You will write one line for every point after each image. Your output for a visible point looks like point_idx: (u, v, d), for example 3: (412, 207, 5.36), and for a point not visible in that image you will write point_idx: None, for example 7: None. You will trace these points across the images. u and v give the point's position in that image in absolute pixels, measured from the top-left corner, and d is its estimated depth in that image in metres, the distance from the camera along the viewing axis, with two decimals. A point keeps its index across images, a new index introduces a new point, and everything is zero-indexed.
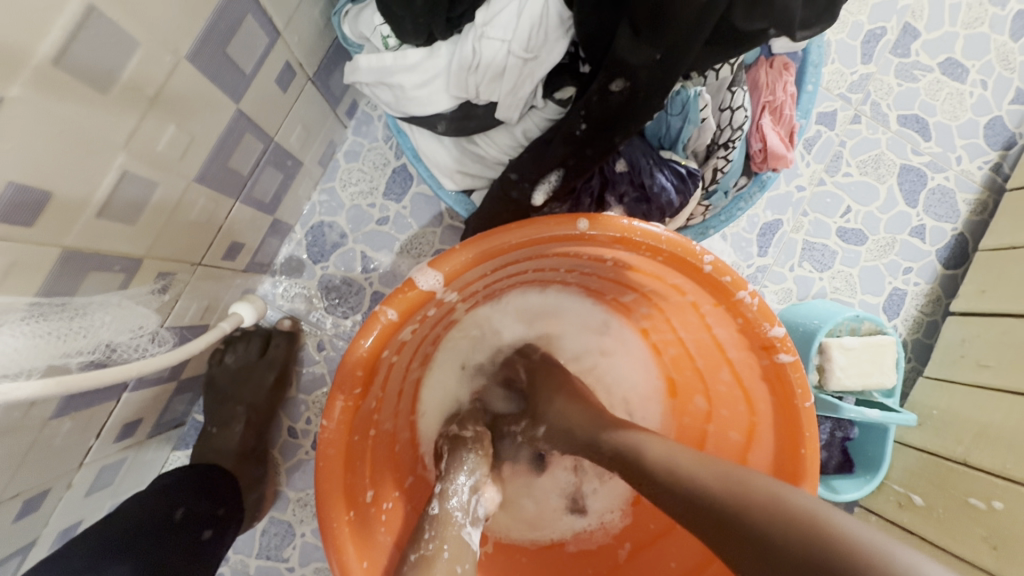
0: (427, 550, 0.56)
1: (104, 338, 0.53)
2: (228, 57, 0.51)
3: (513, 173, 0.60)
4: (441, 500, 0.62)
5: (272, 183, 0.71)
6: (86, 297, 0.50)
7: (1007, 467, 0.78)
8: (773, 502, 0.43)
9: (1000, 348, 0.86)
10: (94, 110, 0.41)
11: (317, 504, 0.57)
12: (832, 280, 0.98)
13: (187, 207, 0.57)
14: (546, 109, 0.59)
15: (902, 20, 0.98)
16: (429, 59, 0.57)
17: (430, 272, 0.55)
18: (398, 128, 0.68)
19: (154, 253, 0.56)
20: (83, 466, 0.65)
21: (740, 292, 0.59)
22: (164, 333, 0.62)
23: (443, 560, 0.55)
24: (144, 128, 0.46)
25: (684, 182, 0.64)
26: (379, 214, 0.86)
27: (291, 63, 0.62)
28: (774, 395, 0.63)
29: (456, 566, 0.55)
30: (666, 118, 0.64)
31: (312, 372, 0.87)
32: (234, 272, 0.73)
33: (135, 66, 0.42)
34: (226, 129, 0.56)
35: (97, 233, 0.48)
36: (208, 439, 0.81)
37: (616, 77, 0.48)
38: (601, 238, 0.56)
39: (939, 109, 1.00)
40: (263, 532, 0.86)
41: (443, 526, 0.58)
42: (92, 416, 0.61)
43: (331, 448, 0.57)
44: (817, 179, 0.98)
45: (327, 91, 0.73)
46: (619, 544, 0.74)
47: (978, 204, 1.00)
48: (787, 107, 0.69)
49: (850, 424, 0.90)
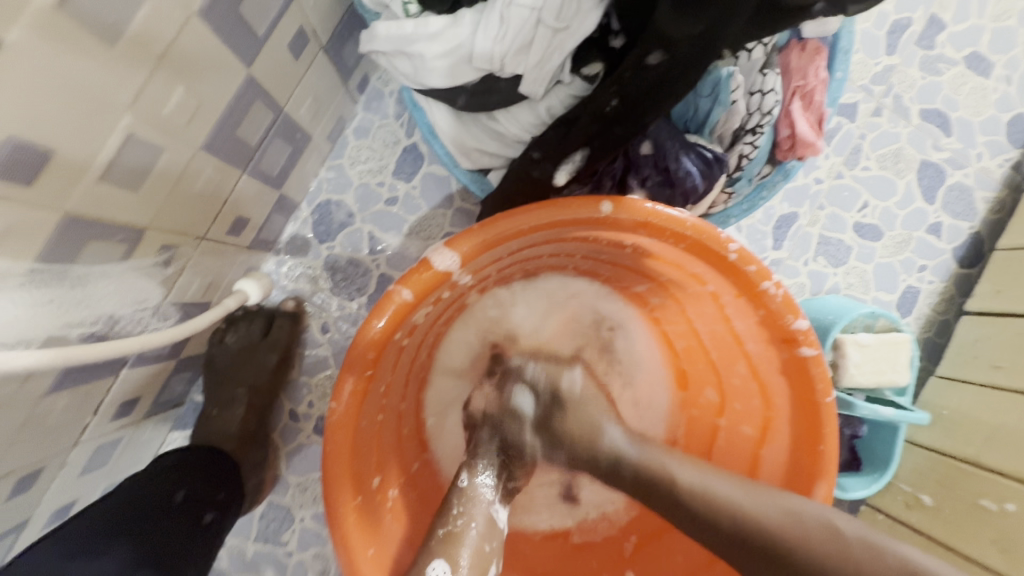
0: (455, 526, 0.55)
1: (106, 311, 0.51)
2: (241, 17, 0.48)
3: (534, 151, 0.57)
4: (470, 474, 0.62)
5: (280, 157, 0.68)
6: (86, 267, 0.48)
7: (1021, 468, 0.77)
8: (824, 527, 0.46)
9: (1015, 349, 0.85)
10: (98, 66, 0.38)
11: (323, 489, 0.55)
12: (847, 275, 0.96)
13: (193, 175, 0.54)
14: (573, 85, 0.55)
15: (929, 11, 0.96)
16: (451, 27, 0.54)
17: (447, 253, 0.53)
18: (414, 102, 0.65)
19: (158, 224, 0.53)
20: (79, 444, 0.63)
21: (763, 283, 0.57)
22: (166, 308, 0.60)
23: (472, 537, 0.55)
24: (151, 89, 0.44)
25: (710, 167, 0.62)
26: (387, 193, 0.84)
27: (304, 29, 0.59)
28: (793, 390, 0.62)
29: (484, 545, 0.55)
30: (694, 99, 0.63)
31: (315, 355, 0.84)
32: (238, 249, 0.71)
33: (144, 19, 0.39)
34: (236, 95, 0.53)
35: (99, 199, 0.45)
36: (208, 421, 0.79)
37: (655, 49, 0.46)
38: (624, 222, 0.54)
39: (962, 104, 0.98)
40: (261, 516, 0.84)
41: (471, 502, 0.58)
42: (89, 392, 0.59)
43: (339, 431, 0.55)
44: (835, 172, 0.96)
45: (340, 62, 0.70)
46: (625, 536, 0.73)
47: (996, 203, 0.98)
48: (818, 93, 0.66)
49: (860, 423, 0.89)
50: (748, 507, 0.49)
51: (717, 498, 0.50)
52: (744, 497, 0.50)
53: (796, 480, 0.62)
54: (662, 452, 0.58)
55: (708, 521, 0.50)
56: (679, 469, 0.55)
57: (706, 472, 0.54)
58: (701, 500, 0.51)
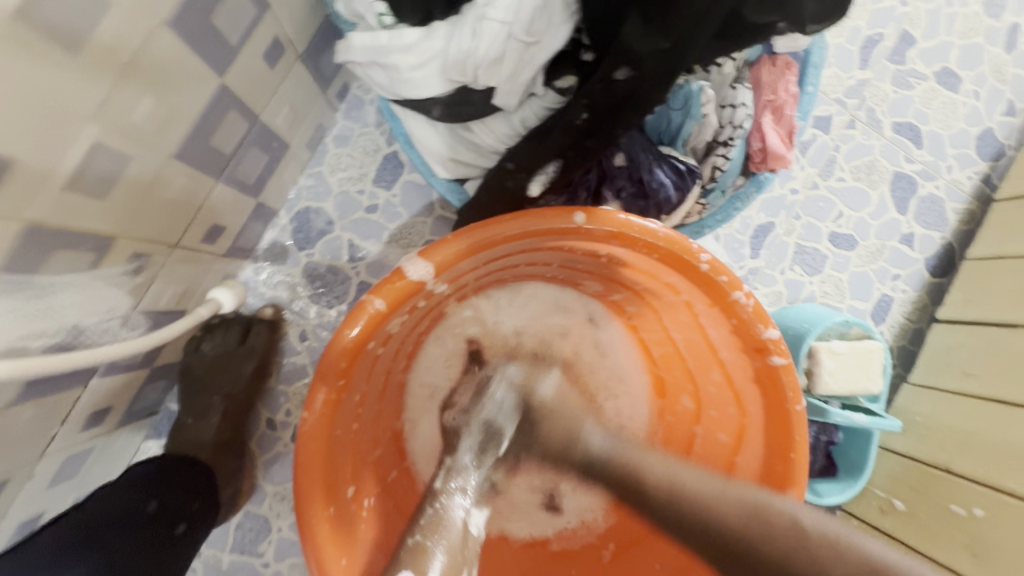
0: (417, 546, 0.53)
1: (70, 320, 0.51)
2: (213, 27, 0.48)
3: (509, 162, 0.58)
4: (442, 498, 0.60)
5: (256, 164, 0.68)
6: (52, 276, 0.47)
7: (989, 474, 0.79)
8: (755, 516, 0.44)
9: (984, 356, 0.87)
10: (62, 75, 0.38)
11: (294, 499, 0.54)
12: (822, 284, 0.98)
13: (165, 183, 0.54)
14: (546, 97, 0.57)
15: (900, 27, 0.99)
16: (425, 39, 0.54)
17: (420, 263, 0.53)
18: (391, 112, 0.66)
19: (129, 232, 0.53)
20: (47, 455, 0.62)
21: (735, 293, 0.58)
22: (136, 317, 0.59)
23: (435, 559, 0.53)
24: (117, 98, 0.43)
25: (683, 178, 0.63)
26: (367, 201, 0.84)
27: (280, 38, 0.59)
28: (766, 399, 0.63)
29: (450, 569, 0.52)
30: (667, 112, 0.64)
31: (293, 363, 0.84)
32: (214, 256, 0.70)
33: (109, 28, 0.39)
34: (209, 104, 0.53)
35: (66, 207, 0.45)
36: (182, 430, 0.78)
37: (623, 64, 0.46)
38: (598, 233, 0.55)
39: (933, 117, 1.00)
40: (237, 526, 0.83)
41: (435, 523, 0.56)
42: (58, 402, 0.58)
43: (312, 441, 0.54)
44: (810, 183, 0.98)
45: (317, 72, 0.70)
46: (602, 544, 0.73)
47: (967, 214, 1.01)
48: (788, 107, 0.68)
49: (834, 429, 0.90)
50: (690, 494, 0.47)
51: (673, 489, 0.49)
52: (698, 487, 0.48)
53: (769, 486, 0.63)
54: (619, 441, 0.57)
55: (664, 503, 0.48)
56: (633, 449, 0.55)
57: (672, 464, 0.52)
58: (653, 486, 0.50)
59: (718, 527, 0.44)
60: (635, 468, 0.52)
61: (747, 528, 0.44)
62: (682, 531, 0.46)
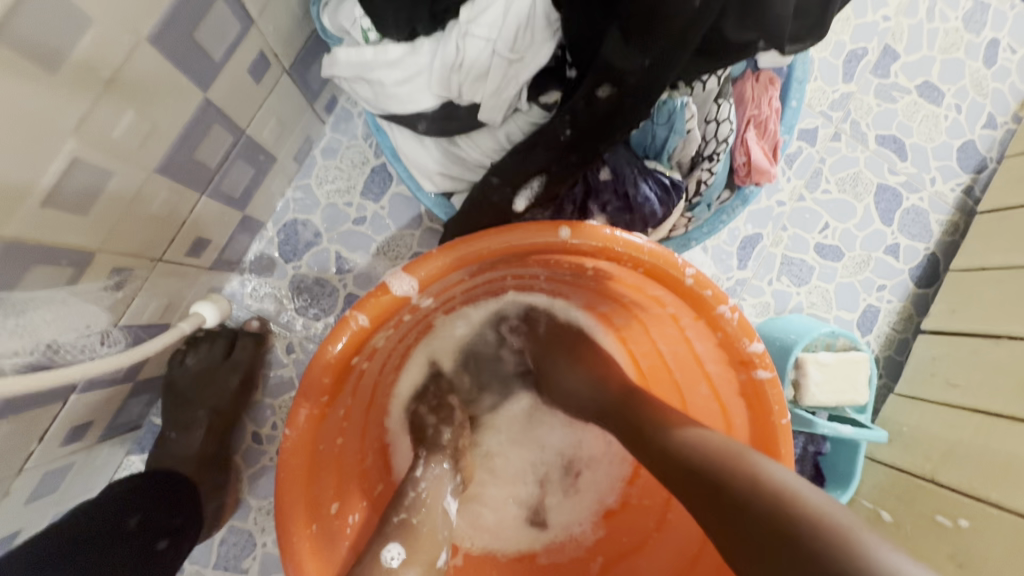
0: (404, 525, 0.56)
1: (46, 338, 0.50)
2: (196, 43, 0.48)
3: (494, 177, 0.58)
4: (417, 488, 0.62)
5: (243, 177, 0.68)
6: (27, 294, 0.46)
7: (975, 484, 0.79)
8: (772, 481, 0.44)
9: (968, 367, 0.88)
10: (40, 93, 0.38)
11: (276, 518, 0.54)
12: (809, 295, 0.98)
13: (147, 198, 0.53)
14: (531, 113, 0.57)
15: (883, 42, 1.00)
16: (410, 55, 0.54)
17: (405, 278, 0.53)
18: (377, 126, 0.66)
19: (109, 247, 0.52)
20: (24, 472, 0.61)
21: (720, 306, 0.58)
22: (117, 333, 0.58)
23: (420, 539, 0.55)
24: (97, 114, 0.43)
25: (667, 193, 0.63)
26: (355, 213, 0.84)
27: (265, 52, 0.59)
28: (751, 411, 0.63)
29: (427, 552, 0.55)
30: (652, 128, 0.64)
31: (280, 376, 0.83)
32: (199, 269, 0.70)
33: (88, 45, 0.39)
34: (192, 118, 0.53)
35: (43, 224, 0.44)
36: (165, 445, 0.77)
37: (604, 82, 0.47)
38: (583, 248, 0.55)
39: (916, 130, 1.02)
40: (221, 542, 0.82)
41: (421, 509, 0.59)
42: (35, 419, 0.57)
43: (294, 459, 0.54)
44: (797, 195, 0.99)
45: (305, 85, 0.70)
46: (591, 557, 0.72)
47: (949, 225, 1.02)
48: (771, 121, 0.68)
49: (823, 439, 0.91)
50: (702, 456, 0.49)
51: (686, 451, 0.50)
52: (708, 453, 0.49)
53: None
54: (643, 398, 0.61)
55: (681, 462, 0.50)
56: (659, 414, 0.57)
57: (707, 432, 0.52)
58: (668, 448, 0.52)
59: (727, 481, 0.46)
60: (660, 431, 0.54)
61: (756, 487, 0.44)
62: (695, 488, 0.48)
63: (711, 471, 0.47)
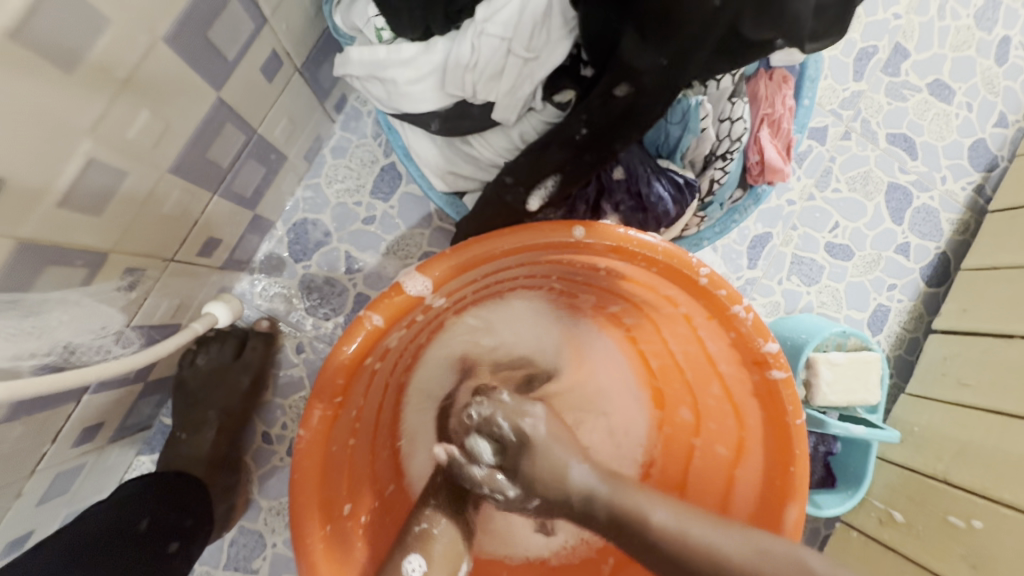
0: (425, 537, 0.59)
1: (62, 339, 0.50)
2: (210, 42, 0.48)
3: (507, 176, 0.58)
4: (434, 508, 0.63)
5: (253, 177, 0.68)
6: (42, 294, 0.46)
7: (987, 485, 0.78)
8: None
9: (980, 366, 0.87)
10: (57, 93, 0.38)
11: (290, 519, 0.53)
12: (819, 294, 0.98)
13: (160, 199, 0.53)
14: (544, 112, 0.57)
15: (894, 40, 1.00)
16: (423, 53, 0.54)
17: (419, 278, 0.53)
18: (388, 124, 0.65)
19: (122, 247, 0.52)
20: (36, 473, 0.61)
21: (734, 306, 0.58)
22: (130, 333, 0.58)
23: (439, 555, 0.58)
24: (113, 113, 0.43)
25: (681, 192, 0.63)
26: (365, 213, 0.84)
27: (278, 51, 0.59)
28: (765, 412, 0.62)
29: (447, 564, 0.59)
30: (665, 126, 0.64)
31: (290, 375, 0.83)
32: (210, 269, 0.70)
33: (105, 45, 0.39)
34: (205, 118, 0.53)
35: (58, 224, 0.44)
36: (175, 445, 0.76)
37: (621, 81, 0.47)
38: (597, 246, 0.55)
39: (926, 129, 1.01)
40: (231, 542, 0.82)
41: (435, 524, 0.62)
42: (47, 420, 0.57)
43: (308, 459, 0.54)
44: (807, 194, 0.98)
45: (316, 83, 0.70)
46: (602, 559, 0.71)
47: (960, 224, 1.02)
48: (785, 120, 0.68)
49: (833, 439, 0.91)
50: (729, 559, 0.49)
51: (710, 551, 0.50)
52: (735, 549, 0.50)
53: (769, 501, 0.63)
54: (635, 490, 0.58)
55: (704, 564, 0.50)
56: (654, 509, 0.55)
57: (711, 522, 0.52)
58: (686, 550, 0.51)
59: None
60: (670, 534, 0.52)
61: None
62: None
63: (742, 572, 0.48)
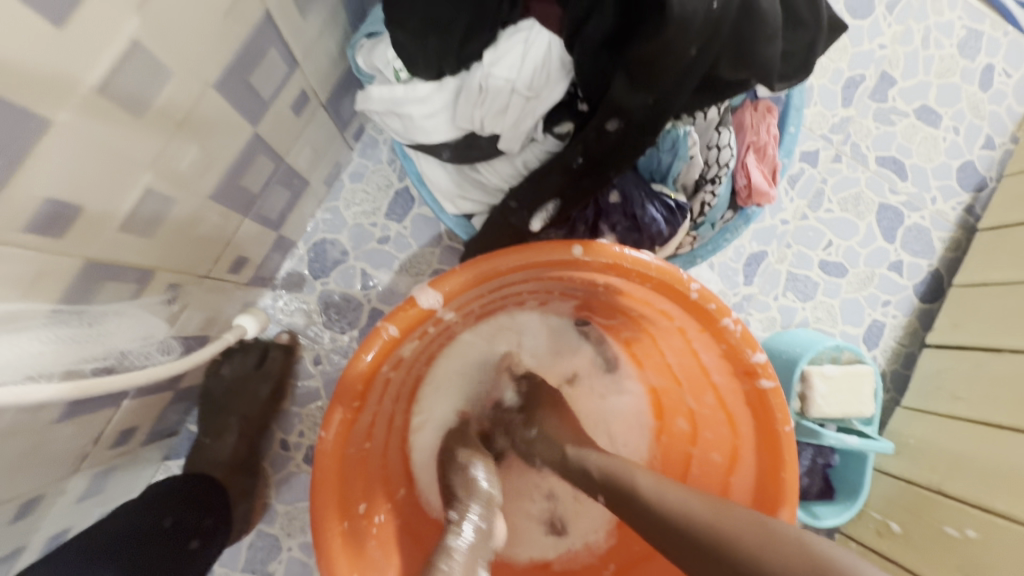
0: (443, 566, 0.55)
1: (118, 345, 0.54)
2: (250, 85, 0.54)
3: (512, 200, 0.63)
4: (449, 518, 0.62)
5: (279, 201, 0.74)
6: (101, 306, 0.52)
7: (980, 495, 0.80)
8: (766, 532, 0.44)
9: (972, 380, 0.90)
10: (128, 134, 0.44)
11: (310, 515, 0.58)
12: (814, 310, 1.01)
13: (200, 221, 0.59)
14: (545, 143, 0.63)
15: (880, 69, 1.05)
16: (437, 92, 0.60)
17: (430, 292, 0.58)
18: (404, 154, 0.72)
19: (166, 265, 0.58)
20: (78, 472, 0.66)
21: (724, 319, 0.62)
22: (170, 342, 0.64)
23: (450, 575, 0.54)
24: (170, 150, 0.49)
25: (673, 214, 0.68)
26: (379, 233, 0.90)
27: (306, 90, 0.65)
28: (756, 419, 0.66)
29: None
30: (657, 154, 0.68)
31: (308, 386, 0.88)
32: (237, 285, 0.75)
33: (168, 93, 0.45)
34: (242, 150, 0.59)
35: (117, 245, 0.50)
36: (201, 450, 0.82)
37: (613, 116, 0.52)
38: (594, 263, 0.60)
39: (915, 152, 1.06)
40: (249, 545, 0.86)
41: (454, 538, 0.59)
42: (92, 422, 0.62)
43: (327, 459, 0.58)
44: (800, 214, 1.03)
45: (337, 116, 0.77)
46: (604, 564, 0.75)
47: (951, 242, 1.05)
48: (770, 147, 0.73)
49: (831, 452, 0.93)
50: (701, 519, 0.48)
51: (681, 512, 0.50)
52: (700, 506, 0.50)
53: (762, 504, 0.66)
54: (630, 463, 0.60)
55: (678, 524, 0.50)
56: (640, 475, 0.57)
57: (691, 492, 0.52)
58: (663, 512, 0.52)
59: (726, 538, 0.45)
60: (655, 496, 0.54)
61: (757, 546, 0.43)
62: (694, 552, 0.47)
63: (703, 528, 0.48)
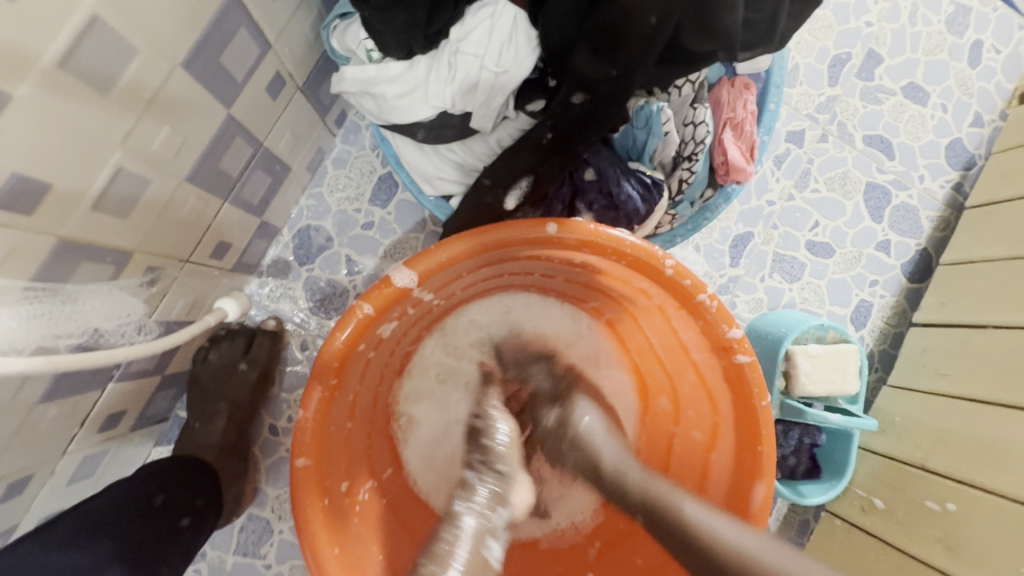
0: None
1: (93, 324, 0.56)
2: (221, 65, 0.55)
3: (486, 179, 0.63)
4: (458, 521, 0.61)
5: (260, 186, 0.74)
6: (77, 285, 0.53)
7: (960, 469, 0.81)
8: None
9: (956, 357, 0.90)
10: (94, 111, 0.45)
11: (291, 491, 0.58)
12: (801, 290, 1.01)
13: (178, 204, 0.60)
14: (518, 120, 0.64)
15: (866, 46, 1.04)
16: (409, 71, 0.60)
17: (406, 271, 0.58)
18: (381, 136, 0.71)
19: (145, 247, 0.59)
20: (67, 454, 0.67)
21: (700, 295, 0.62)
22: (151, 324, 0.65)
23: None
24: (140, 129, 0.50)
25: (649, 191, 0.68)
26: (364, 219, 0.90)
27: (281, 72, 0.66)
28: (734, 397, 0.66)
29: None
30: (632, 131, 0.69)
31: (295, 371, 0.89)
32: (222, 271, 0.76)
33: (134, 70, 0.45)
34: (217, 132, 0.59)
35: (91, 225, 0.51)
36: (191, 434, 0.83)
37: (578, 90, 0.52)
38: (568, 241, 0.60)
39: (902, 130, 1.05)
40: (240, 528, 0.87)
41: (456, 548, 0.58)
42: (78, 404, 0.63)
43: (307, 437, 0.59)
44: (786, 195, 1.02)
45: (315, 100, 0.77)
46: (588, 543, 0.76)
47: (940, 221, 1.05)
48: (748, 123, 0.73)
49: (818, 431, 0.93)
50: None
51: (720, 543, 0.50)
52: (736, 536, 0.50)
53: (742, 479, 0.66)
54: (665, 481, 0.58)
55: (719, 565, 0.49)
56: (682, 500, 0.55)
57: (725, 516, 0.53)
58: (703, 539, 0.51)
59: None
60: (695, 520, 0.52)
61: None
62: None
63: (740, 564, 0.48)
